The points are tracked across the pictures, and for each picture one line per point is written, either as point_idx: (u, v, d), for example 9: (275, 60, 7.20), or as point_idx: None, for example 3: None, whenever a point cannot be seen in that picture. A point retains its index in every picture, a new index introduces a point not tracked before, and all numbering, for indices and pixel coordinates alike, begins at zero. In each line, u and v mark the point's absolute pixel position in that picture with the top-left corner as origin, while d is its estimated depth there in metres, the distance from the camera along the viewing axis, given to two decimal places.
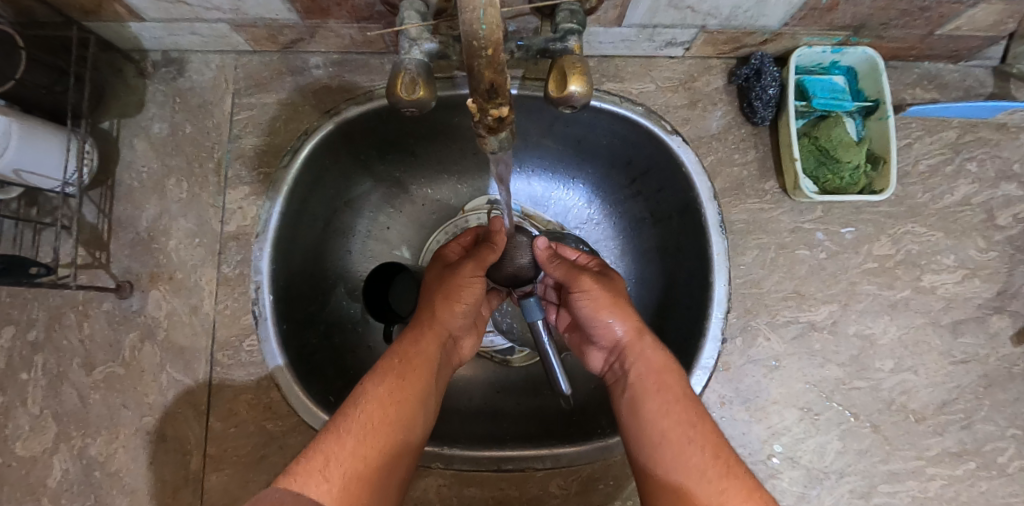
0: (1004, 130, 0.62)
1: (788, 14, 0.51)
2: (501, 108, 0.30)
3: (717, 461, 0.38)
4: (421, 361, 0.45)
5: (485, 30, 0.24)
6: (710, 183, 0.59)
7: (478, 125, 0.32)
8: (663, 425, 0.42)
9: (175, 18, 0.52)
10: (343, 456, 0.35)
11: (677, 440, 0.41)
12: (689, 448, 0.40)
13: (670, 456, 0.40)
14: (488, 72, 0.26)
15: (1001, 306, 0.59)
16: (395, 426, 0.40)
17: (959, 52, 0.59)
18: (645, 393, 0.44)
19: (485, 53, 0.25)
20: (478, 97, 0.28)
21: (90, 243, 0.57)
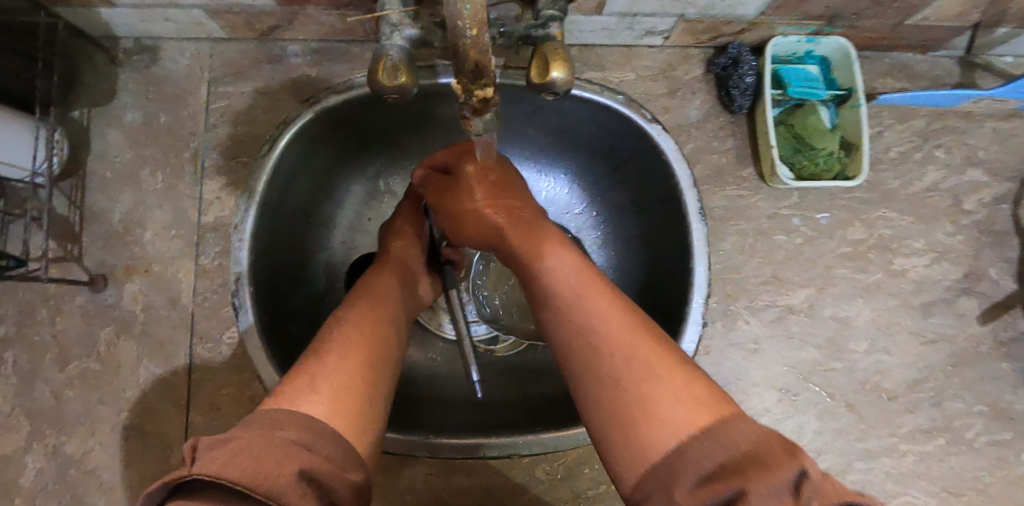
0: (969, 118, 0.64)
1: (764, 2, 0.52)
2: (486, 89, 0.30)
3: (642, 368, 0.32)
4: (386, 298, 0.48)
5: (469, 10, 0.23)
6: (690, 170, 0.60)
7: (463, 106, 0.31)
8: (604, 343, 0.35)
9: (147, 4, 0.51)
10: (328, 368, 0.37)
11: (593, 353, 0.35)
12: (635, 347, 0.34)
13: (610, 374, 0.33)
14: (473, 53, 0.26)
15: (968, 288, 0.62)
16: (372, 339, 0.42)
17: (927, 42, 0.61)
18: (561, 305, 0.39)
19: (470, 33, 0.25)
20: (463, 78, 0.28)
21: (61, 235, 0.55)
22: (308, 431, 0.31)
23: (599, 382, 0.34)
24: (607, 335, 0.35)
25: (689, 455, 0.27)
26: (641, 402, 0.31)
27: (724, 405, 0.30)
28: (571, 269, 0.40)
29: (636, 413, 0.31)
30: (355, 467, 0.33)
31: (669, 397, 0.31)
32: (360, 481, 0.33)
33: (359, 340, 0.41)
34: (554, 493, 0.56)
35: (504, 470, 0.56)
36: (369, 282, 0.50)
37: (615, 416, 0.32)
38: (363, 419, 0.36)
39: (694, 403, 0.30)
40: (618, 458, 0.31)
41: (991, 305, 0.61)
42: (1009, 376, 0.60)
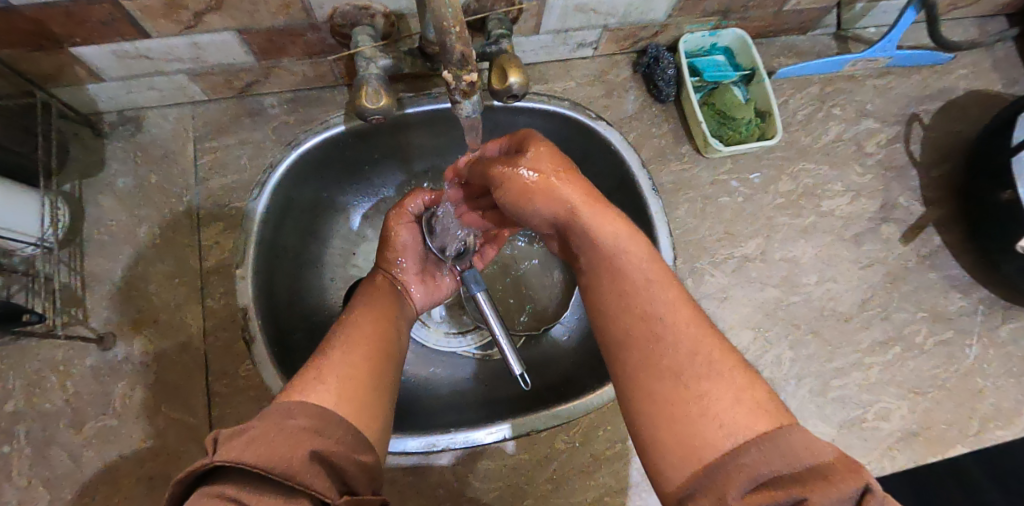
0: (853, 80, 0.77)
1: (669, 6, 0.63)
2: (470, 74, 0.37)
3: (705, 365, 0.35)
4: (381, 313, 0.52)
5: (451, 11, 0.32)
6: (637, 155, 0.69)
7: (454, 92, 0.38)
8: (674, 340, 0.37)
9: (134, 74, 0.57)
10: (333, 365, 0.40)
11: (652, 339, 0.38)
12: (698, 344, 0.36)
13: (676, 370, 0.36)
14: (458, 46, 0.34)
15: (886, 216, 0.72)
16: (375, 344, 0.45)
17: (805, 23, 0.74)
18: (619, 293, 0.42)
19: (454, 30, 0.33)
20: (452, 67, 0.35)
21: (65, 301, 0.57)
22: (321, 418, 0.34)
23: (664, 376, 0.36)
24: (674, 334, 0.37)
25: (745, 461, 0.30)
26: (703, 400, 0.34)
27: (782, 413, 0.32)
28: (636, 264, 0.42)
29: (697, 412, 0.33)
30: (367, 452, 0.36)
31: (732, 403, 0.33)
32: (371, 463, 0.36)
33: (362, 342, 0.45)
34: (575, 461, 0.59)
35: (525, 449, 0.59)
36: (367, 296, 0.55)
37: (670, 408, 0.35)
38: (374, 414, 0.39)
39: (752, 408, 0.33)
40: (666, 454, 0.34)
41: (908, 227, 0.72)
42: (938, 284, 0.70)
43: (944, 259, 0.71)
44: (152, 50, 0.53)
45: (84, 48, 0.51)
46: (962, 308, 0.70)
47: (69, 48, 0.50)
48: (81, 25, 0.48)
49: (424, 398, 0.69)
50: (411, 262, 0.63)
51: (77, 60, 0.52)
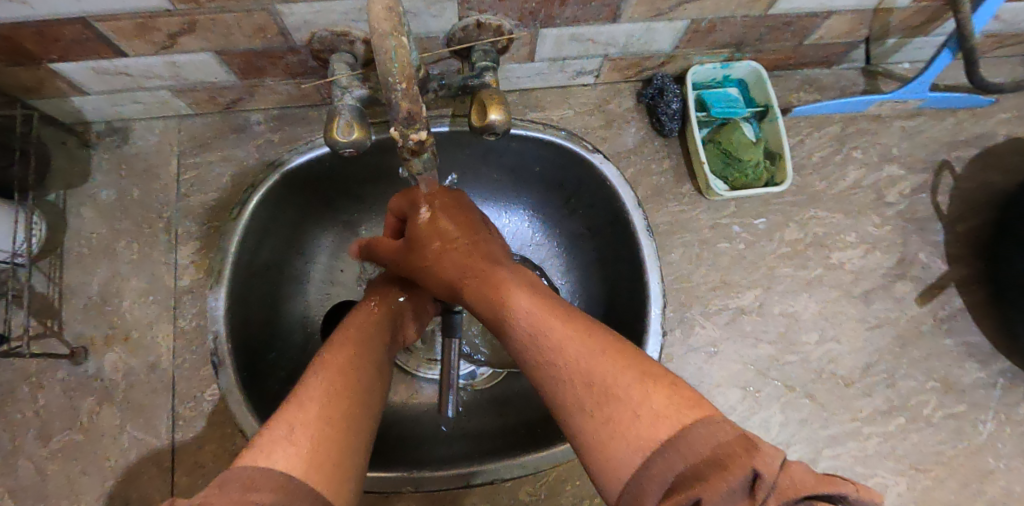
0: (879, 120, 0.71)
1: (675, 38, 0.59)
2: (419, 132, 0.34)
3: (595, 390, 0.32)
4: (367, 346, 0.46)
5: (397, 68, 0.28)
6: (633, 193, 0.65)
7: (402, 149, 0.35)
8: (567, 383, 0.34)
9: (117, 90, 0.56)
10: (306, 420, 0.34)
11: (553, 376, 0.35)
12: (590, 365, 0.33)
13: (584, 403, 0.32)
14: (405, 103, 0.30)
15: (902, 273, 0.66)
16: (355, 385, 0.39)
17: (829, 58, 0.68)
18: (520, 336, 0.39)
19: (400, 87, 0.29)
20: (398, 124, 0.32)
21: (41, 312, 0.58)
22: (283, 491, 0.28)
23: (579, 409, 0.33)
24: (568, 364, 0.34)
25: (655, 470, 0.27)
26: (617, 421, 0.30)
27: (689, 405, 0.29)
28: (526, 309, 0.40)
29: (611, 436, 0.30)
30: None
31: (638, 412, 0.29)
32: None
33: (342, 383, 0.38)
34: None
35: (487, 497, 0.59)
36: (357, 329, 0.48)
37: (594, 444, 0.31)
38: (348, 475, 0.33)
39: (659, 410, 0.29)
40: (600, 481, 0.30)
41: (926, 286, 0.66)
42: (953, 351, 0.64)
43: (964, 324, 0.65)
44: (130, 68, 0.52)
45: (61, 65, 0.50)
46: (979, 380, 0.64)
47: (48, 64, 0.50)
48: (55, 44, 0.47)
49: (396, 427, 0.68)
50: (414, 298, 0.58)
51: (56, 75, 0.52)
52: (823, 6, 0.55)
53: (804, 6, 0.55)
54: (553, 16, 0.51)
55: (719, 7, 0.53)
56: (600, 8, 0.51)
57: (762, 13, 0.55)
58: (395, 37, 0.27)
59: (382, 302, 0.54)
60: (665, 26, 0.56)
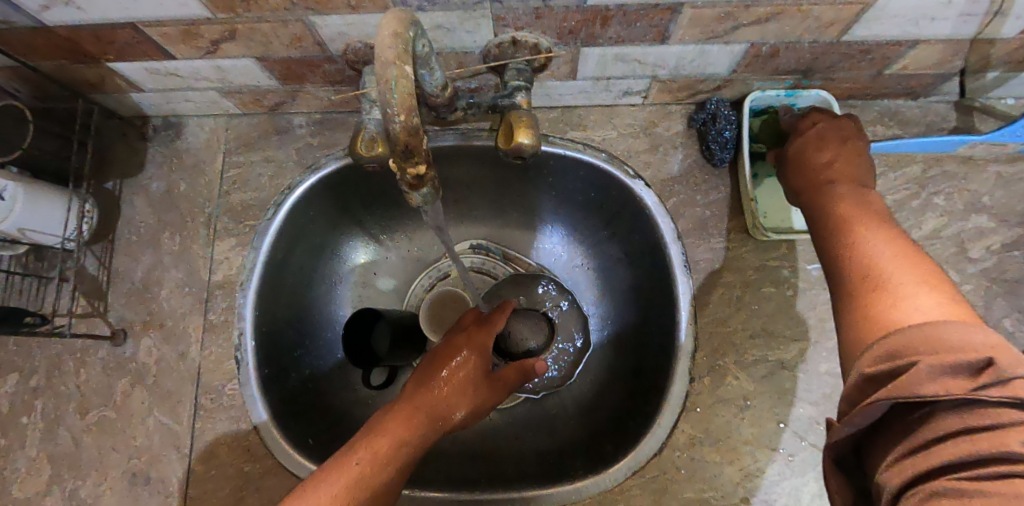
0: (970, 163, 0.62)
1: (732, 61, 0.54)
2: (419, 166, 0.32)
3: (904, 271, 0.36)
4: (376, 471, 0.41)
5: (396, 98, 0.28)
6: (674, 224, 0.61)
7: (401, 183, 0.34)
8: (918, 275, 0.35)
9: (168, 88, 0.59)
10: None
11: (851, 251, 0.40)
12: (893, 260, 0.37)
13: (880, 287, 0.35)
14: (403, 135, 0.29)
15: None
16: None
17: (914, 89, 0.61)
18: (847, 222, 0.44)
19: (399, 118, 0.29)
20: (396, 156, 0.31)
21: (90, 293, 0.62)
22: None
23: (871, 303, 0.35)
24: (878, 253, 0.38)
25: (938, 328, 0.28)
26: (895, 304, 0.33)
27: (967, 317, 0.31)
28: (857, 219, 0.43)
29: (881, 317, 0.33)
30: None
31: (926, 310, 0.31)
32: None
33: None
34: None
35: None
36: (385, 430, 0.44)
37: (866, 310, 0.35)
38: None
39: (949, 316, 0.30)
40: (858, 333, 0.34)
41: None
42: None
43: None
44: (179, 70, 0.54)
45: (117, 65, 0.53)
46: None
47: (106, 64, 0.52)
48: (110, 46, 0.49)
49: None
50: (465, 392, 0.49)
51: (113, 73, 0.54)
52: (909, 34, 0.49)
53: (885, 33, 0.49)
54: (596, 36, 0.48)
55: (784, 32, 0.48)
56: (647, 29, 0.47)
57: (834, 39, 0.50)
58: (397, 65, 0.28)
59: (421, 396, 0.47)
60: (720, 49, 0.51)
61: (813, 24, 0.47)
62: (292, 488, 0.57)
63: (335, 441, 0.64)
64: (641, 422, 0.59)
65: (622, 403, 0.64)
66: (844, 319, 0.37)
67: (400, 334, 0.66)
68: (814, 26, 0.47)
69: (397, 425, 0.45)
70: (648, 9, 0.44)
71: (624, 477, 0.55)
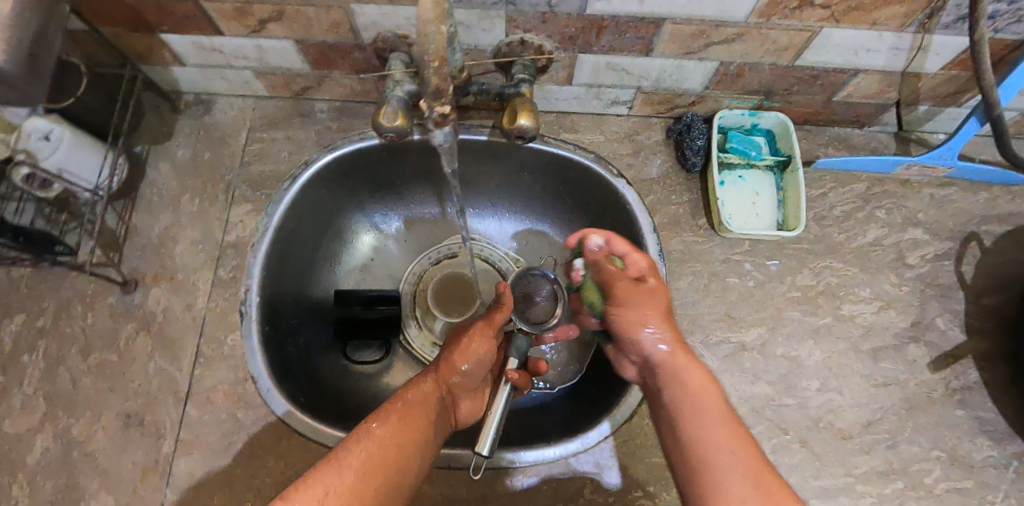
0: (907, 184, 0.72)
1: (705, 78, 0.63)
2: (444, 106, 0.43)
3: (728, 430, 0.43)
4: (415, 414, 0.49)
5: (434, 48, 0.36)
6: (651, 219, 0.68)
7: (428, 117, 0.45)
8: (726, 434, 0.42)
9: (209, 64, 0.65)
10: (342, 488, 0.39)
11: (690, 418, 0.45)
12: (713, 418, 0.44)
13: (707, 442, 0.42)
14: (436, 77, 0.39)
15: (916, 336, 0.65)
16: (387, 473, 0.43)
17: (859, 118, 0.71)
18: (674, 356, 0.52)
19: (434, 64, 0.37)
20: (428, 96, 0.42)
21: (107, 245, 0.66)
22: None
23: (696, 461, 0.42)
24: (709, 414, 0.44)
25: None
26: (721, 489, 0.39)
27: (769, 473, 0.39)
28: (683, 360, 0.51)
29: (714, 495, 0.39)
30: None
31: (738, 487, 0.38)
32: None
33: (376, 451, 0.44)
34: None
35: (464, 482, 0.59)
36: (417, 387, 0.52)
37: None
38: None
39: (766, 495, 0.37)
40: None
41: (941, 353, 0.65)
42: (963, 424, 0.62)
43: (979, 398, 0.63)
44: (224, 46, 0.61)
45: (169, 37, 0.60)
46: (992, 458, 0.60)
47: (159, 35, 0.59)
48: (169, 18, 0.56)
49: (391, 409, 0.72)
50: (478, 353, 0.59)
51: (163, 45, 0.61)
52: (851, 63, 0.59)
53: (831, 61, 0.59)
54: (591, 43, 0.57)
55: (748, 53, 0.58)
56: (634, 40, 0.56)
57: (789, 63, 0.60)
58: (436, 24, 0.35)
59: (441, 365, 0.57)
60: (695, 65, 0.61)
61: (771, 47, 0.57)
62: (281, 435, 0.59)
63: (322, 404, 0.66)
64: (615, 394, 0.64)
65: (598, 384, 0.69)
66: (685, 480, 0.42)
67: (382, 321, 0.72)
68: (772, 49, 0.57)
69: (425, 383, 0.53)
70: (637, 21, 0.53)
71: (600, 438, 0.60)
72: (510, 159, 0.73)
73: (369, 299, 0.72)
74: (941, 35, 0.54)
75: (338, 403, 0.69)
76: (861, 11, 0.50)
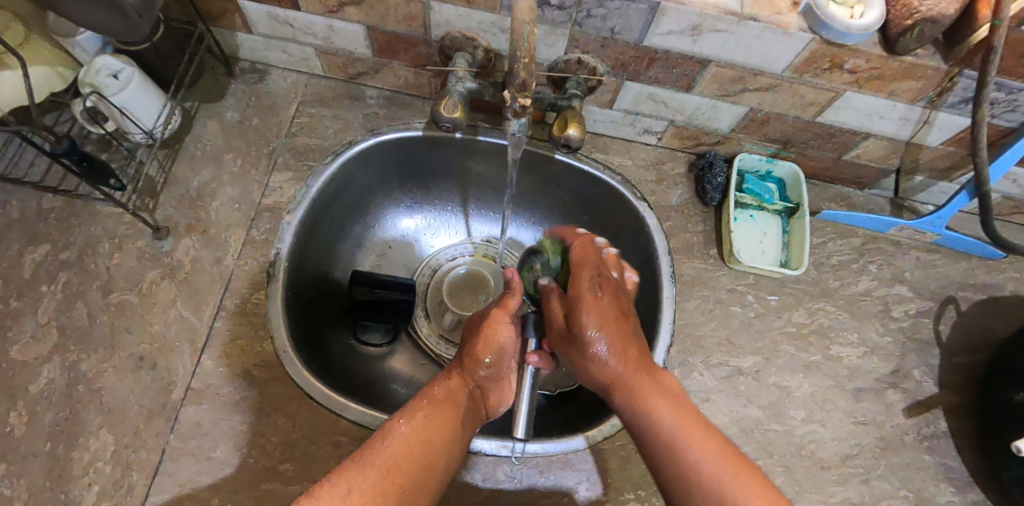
0: (897, 245, 0.78)
1: (734, 120, 0.70)
2: (524, 99, 0.50)
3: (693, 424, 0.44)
4: (440, 414, 0.50)
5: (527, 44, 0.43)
6: (667, 243, 0.73)
7: (508, 108, 0.51)
8: (694, 435, 0.43)
9: (276, 36, 0.69)
10: (365, 486, 0.41)
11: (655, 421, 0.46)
12: (677, 419, 0.45)
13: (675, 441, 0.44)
14: (523, 72, 0.46)
15: (895, 382, 0.70)
16: (412, 469, 0.44)
17: (862, 179, 0.78)
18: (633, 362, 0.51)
19: (524, 60, 0.45)
20: (513, 88, 0.48)
21: (145, 189, 0.67)
22: None
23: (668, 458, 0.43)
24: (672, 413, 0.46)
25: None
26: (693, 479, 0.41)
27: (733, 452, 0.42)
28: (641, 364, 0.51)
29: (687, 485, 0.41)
30: None
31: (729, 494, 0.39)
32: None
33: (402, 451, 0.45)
34: (508, 497, 0.59)
35: (466, 466, 0.60)
36: (443, 386, 0.54)
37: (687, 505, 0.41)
38: None
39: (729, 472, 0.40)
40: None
41: (916, 401, 0.70)
42: (931, 468, 0.66)
43: (946, 446, 0.68)
44: (297, 22, 0.65)
45: (248, 4, 0.63)
46: (953, 504, 0.65)
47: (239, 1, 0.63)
48: None
49: (394, 392, 0.73)
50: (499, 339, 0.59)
51: (239, 11, 0.64)
52: (865, 126, 0.66)
53: (848, 121, 0.65)
54: (640, 73, 0.62)
55: (776, 103, 0.64)
56: (679, 76, 0.62)
57: (811, 118, 0.66)
58: None
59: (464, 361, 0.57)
60: (728, 107, 0.67)
61: (798, 101, 0.63)
62: (291, 397, 0.60)
63: (330, 376, 0.67)
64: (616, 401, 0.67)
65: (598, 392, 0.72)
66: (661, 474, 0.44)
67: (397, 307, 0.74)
68: (798, 103, 0.63)
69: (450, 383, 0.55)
70: (686, 59, 0.59)
71: (599, 440, 0.62)
72: (543, 169, 0.77)
73: (375, 283, 0.72)
74: (946, 112, 0.61)
75: (344, 377, 0.70)
76: (881, 81, 0.57)
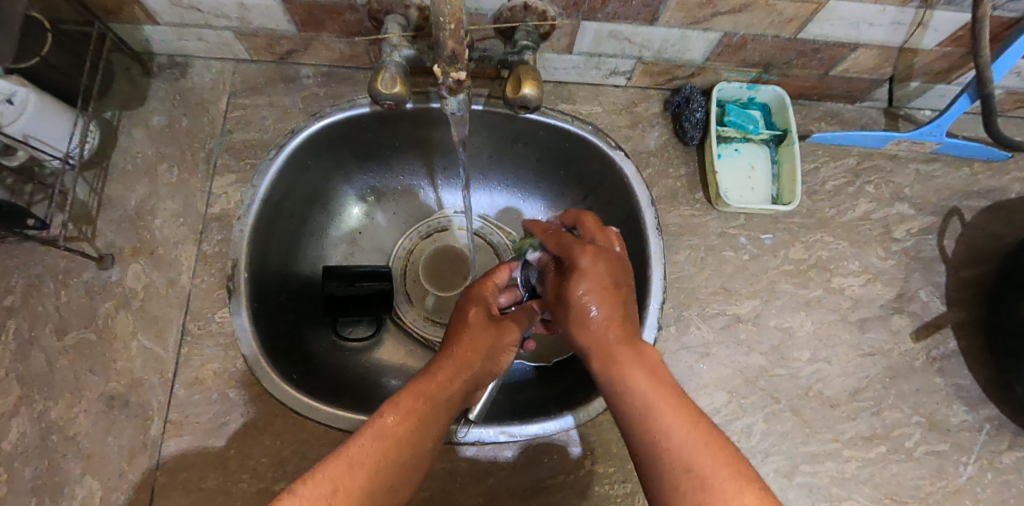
0: (895, 159, 0.73)
1: (707, 49, 0.63)
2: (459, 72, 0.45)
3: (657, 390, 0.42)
4: (431, 410, 0.46)
5: (448, 9, 0.39)
6: (649, 192, 0.68)
7: (442, 85, 0.47)
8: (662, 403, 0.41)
9: (185, 24, 0.61)
10: (350, 490, 0.36)
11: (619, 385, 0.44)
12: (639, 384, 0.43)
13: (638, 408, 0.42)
14: (451, 41, 0.41)
15: (900, 307, 0.68)
16: (395, 470, 0.41)
17: (853, 93, 0.72)
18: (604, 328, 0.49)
19: (449, 26, 0.40)
20: (443, 61, 0.44)
21: (79, 217, 0.62)
22: None
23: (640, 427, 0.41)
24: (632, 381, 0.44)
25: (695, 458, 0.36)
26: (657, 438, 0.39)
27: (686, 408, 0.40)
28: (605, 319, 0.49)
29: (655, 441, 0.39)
30: None
31: (695, 470, 0.36)
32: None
33: (389, 448, 0.41)
34: (513, 482, 0.58)
35: (467, 456, 0.58)
36: (440, 373, 0.49)
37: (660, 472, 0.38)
38: None
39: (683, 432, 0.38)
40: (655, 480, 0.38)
41: (923, 323, 0.67)
42: (942, 390, 0.65)
43: (956, 365, 0.66)
44: (202, 4, 0.57)
45: None
46: (967, 422, 0.64)
47: None
48: None
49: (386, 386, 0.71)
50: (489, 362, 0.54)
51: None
52: (851, 37, 0.59)
53: (833, 34, 0.59)
54: (596, 10, 0.55)
55: (752, 24, 0.57)
56: (640, 8, 0.55)
57: (792, 35, 0.59)
58: None
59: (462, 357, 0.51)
60: (699, 36, 0.60)
61: (776, 18, 0.56)
62: (276, 414, 0.57)
63: (315, 381, 0.65)
64: None
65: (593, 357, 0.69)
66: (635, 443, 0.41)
67: (376, 300, 0.70)
68: (777, 21, 0.57)
69: (446, 370, 0.49)
70: None
71: (599, 412, 0.60)
72: (508, 129, 0.71)
73: (352, 276, 0.68)
74: (942, 10, 0.54)
75: (332, 378, 0.67)
76: None
